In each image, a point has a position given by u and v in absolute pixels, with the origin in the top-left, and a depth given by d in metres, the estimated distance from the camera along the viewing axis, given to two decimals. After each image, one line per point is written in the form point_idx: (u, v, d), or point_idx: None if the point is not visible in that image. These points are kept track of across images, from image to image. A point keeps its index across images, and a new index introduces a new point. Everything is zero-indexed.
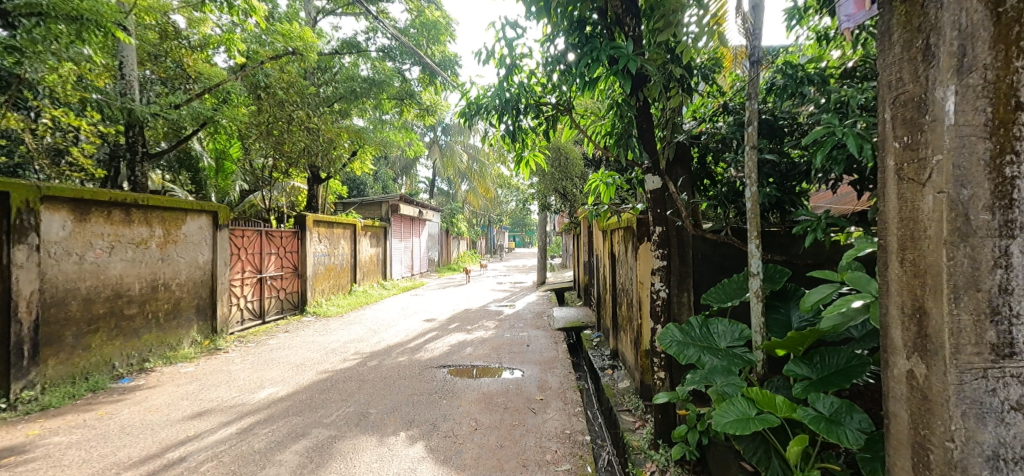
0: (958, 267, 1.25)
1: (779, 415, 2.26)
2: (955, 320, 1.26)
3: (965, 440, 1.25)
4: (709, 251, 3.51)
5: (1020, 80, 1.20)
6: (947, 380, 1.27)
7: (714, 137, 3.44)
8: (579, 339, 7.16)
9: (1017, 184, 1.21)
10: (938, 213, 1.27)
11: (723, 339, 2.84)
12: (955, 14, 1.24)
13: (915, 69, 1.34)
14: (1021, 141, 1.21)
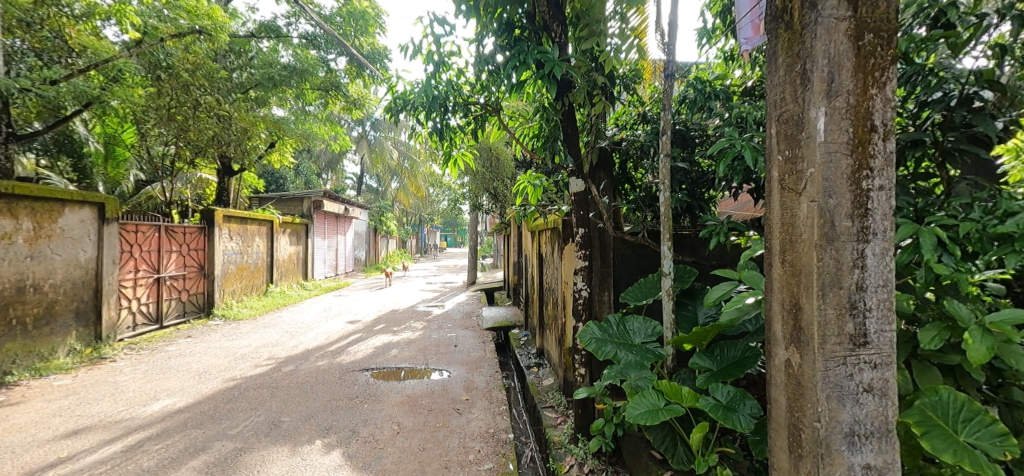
0: (825, 267, 1.41)
1: (684, 405, 2.43)
2: (823, 314, 1.41)
3: (829, 420, 1.42)
4: (627, 252, 3.69)
5: (874, 106, 1.38)
6: (816, 366, 1.43)
7: (634, 143, 3.64)
8: (507, 338, 7.23)
9: (870, 196, 1.39)
10: (810, 219, 1.43)
11: (637, 336, 2.99)
12: (826, 44, 1.39)
13: (795, 91, 1.49)
14: (874, 159, 1.39)
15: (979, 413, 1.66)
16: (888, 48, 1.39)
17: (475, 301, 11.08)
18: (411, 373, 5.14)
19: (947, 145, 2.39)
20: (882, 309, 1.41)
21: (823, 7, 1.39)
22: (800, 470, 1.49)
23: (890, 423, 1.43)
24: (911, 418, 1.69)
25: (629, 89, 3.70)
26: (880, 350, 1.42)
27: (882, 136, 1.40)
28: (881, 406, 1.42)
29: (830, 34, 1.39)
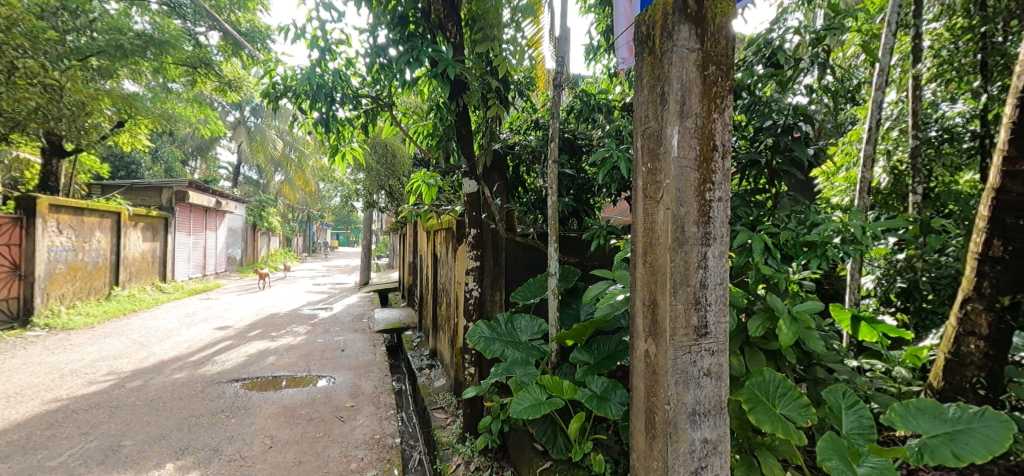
0: (676, 267, 1.59)
1: (564, 397, 2.57)
2: (673, 308, 1.60)
3: (676, 401, 1.60)
4: (518, 252, 3.80)
5: (715, 129, 1.60)
6: (667, 355, 1.60)
7: (526, 148, 3.76)
8: (400, 340, 7.02)
9: (712, 206, 1.60)
10: (666, 225, 1.60)
11: (524, 334, 3.09)
12: (680, 70, 1.57)
13: (655, 110, 1.66)
14: (715, 174, 1.61)
15: (791, 389, 2.01)
16: (727, 79, 1.61)
17: (368, 303, 10.57)
18: (295, 381, 4.78)
19: (776, 164, 2.85)
20: (719, 303, 1.63)
21: (677, 37, 1.56)
22: (653, 448, 1.66)
23: (722, 402, 1.66)
24: (742, 397, 1.99)
25: (523, 94, 3.85)
26: (717, 339, 1.64)
27: (722, 155, 1.61)
28: (717, 388, 1.65)
29: (683, 63, 1.57)
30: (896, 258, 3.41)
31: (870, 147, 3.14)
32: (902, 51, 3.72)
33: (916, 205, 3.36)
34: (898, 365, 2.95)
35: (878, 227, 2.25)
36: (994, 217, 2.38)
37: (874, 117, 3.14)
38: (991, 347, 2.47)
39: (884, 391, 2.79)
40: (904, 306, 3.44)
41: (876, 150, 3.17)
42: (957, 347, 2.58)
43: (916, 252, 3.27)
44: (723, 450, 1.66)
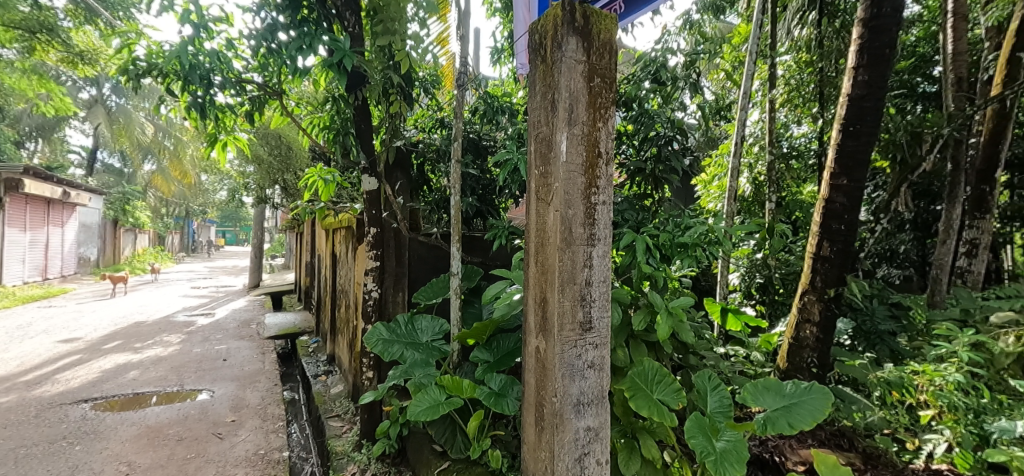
0: (564, 266, 1.67)
1: (464, 397, 2.58)
2: (561, 305, 1.67)
3: (563, 393, 1.68)
4: (421, 251, 3.72)
5: (600, 137, 1.70)
6: (555, 349, 1.68)
7: (431, 147, 3.70)
8: (293, 346, 6.55)
9: (596, 209, 1.70)
10: (555, 226, 1.67)
11: (424, 335, 3.05)
12: (569, 79, 1.65)
13: (546, 116, 1.72)
14: (600, 179, 1.71)
15: (666, 377, 2.21)
16: (610, 92, 1.72)
17: (257, 307, 9.69)
18: (167, 396, 4.27)
19: (658, 171, 3.17)
20: (602, 300, 1.75)
21: (566, 49, 1.64)
22: (541, 440, 1.73)
23: (604, 391, 1.78)
24: (624, 386, 2.17)
25: (428, 91, 3.80)
26: (600, 333, 1.75)
27: (605, 162, 1.73)
28: (599, 378, 1.76)
29: (571, 73, 1.64)
30: (755, 257, 3.89)
31: (735, 159, 3.58)
32: (765, 76, 4.25)
33: (772, 211, 3.88)
34: (757, 350, 3.38)
35: (738, 230, 2.57)
36: (823, 222, 2.88)
37: (739, 134, 3.56)
38: (822, 331, 2.94)
39: (744, 373, 3.19)
40: (763, 298, 3.95)
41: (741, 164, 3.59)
42: (798, 332, 3.02)
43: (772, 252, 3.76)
44: (604, 437, 1.78)
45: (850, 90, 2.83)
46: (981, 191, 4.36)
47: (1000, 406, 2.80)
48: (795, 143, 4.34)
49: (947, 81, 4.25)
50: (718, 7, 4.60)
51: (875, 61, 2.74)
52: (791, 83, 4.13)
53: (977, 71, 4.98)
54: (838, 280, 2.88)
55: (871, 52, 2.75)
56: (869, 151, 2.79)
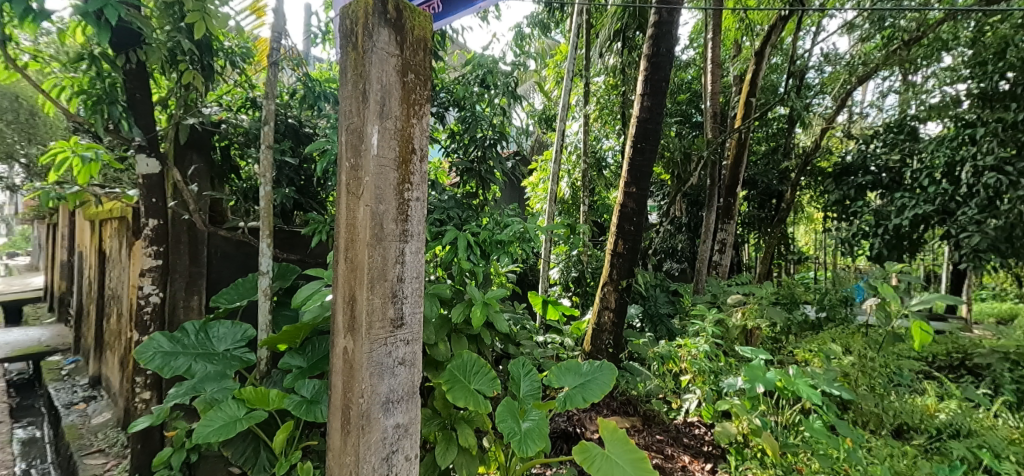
0: (374, 263, 1.48)
1: (269, 409, 2.32)
2: (369, 303, 1.49)
3: (370, 393, 1.51)
4: (226, 247, 3.22)
5: (414, 132, 1.54)
6: (362, 349, 1.49)
7: (237, 128, 3.22)
8: (36, 369, 5.10)
9: (411, 206, 1.55)
10: (364, 223, 1.47)
11: (222, 343, 2.63)
12: (380, 70, 1.45)
13: (355, 106, 1.48)
14: (414, 175, 1.55)
15: (483, 367, 2.33)
16: (425, 89, 1.58)
17: None
18: None
19: (484, 171, 3.36)
20: (414, 295, 1.61)
21: (376, 39, 1.44)
22: (346, 444, 1.54)
23: (415, 386, 1.66)
24: (442, 379, 2.22)
25: (236, 65, 3.19)
26: (412, 328, 1.61)
27: (420, 158, 1.57)
28: (410, 374, 1.64)
29: (383, 66, 1.46)
30: (571, 254, 4.49)
31: (557, 164, 4.29)
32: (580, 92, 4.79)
33: (584, 213, 4.79)
34: (569, 336, 3.79)
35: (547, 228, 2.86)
36: (620, 224, 3.39)
37: (559, 142, 4.27)
38: (616, 316, 3.48)
39: (558, 358, 3.55)
40: (578, 290, 4.57)
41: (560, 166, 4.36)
42: (600, 318, 3.53)
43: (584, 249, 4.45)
44: (414, 431, 1.67)
45: (638, 113, 3.35)
46: (728, 202, 5.55)
47: (730, 367, 3.65)
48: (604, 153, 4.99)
49: (707, 113, 5.35)
50: (544, 24, 5.02)
51: (656, 91, 3.30)
52: (601, 101, 4.95)
53: (729, 107, 6.39)
54: (627, 272, 3.43)
55: (652, 84, 3.30)
56: (650, 165, 3.35)
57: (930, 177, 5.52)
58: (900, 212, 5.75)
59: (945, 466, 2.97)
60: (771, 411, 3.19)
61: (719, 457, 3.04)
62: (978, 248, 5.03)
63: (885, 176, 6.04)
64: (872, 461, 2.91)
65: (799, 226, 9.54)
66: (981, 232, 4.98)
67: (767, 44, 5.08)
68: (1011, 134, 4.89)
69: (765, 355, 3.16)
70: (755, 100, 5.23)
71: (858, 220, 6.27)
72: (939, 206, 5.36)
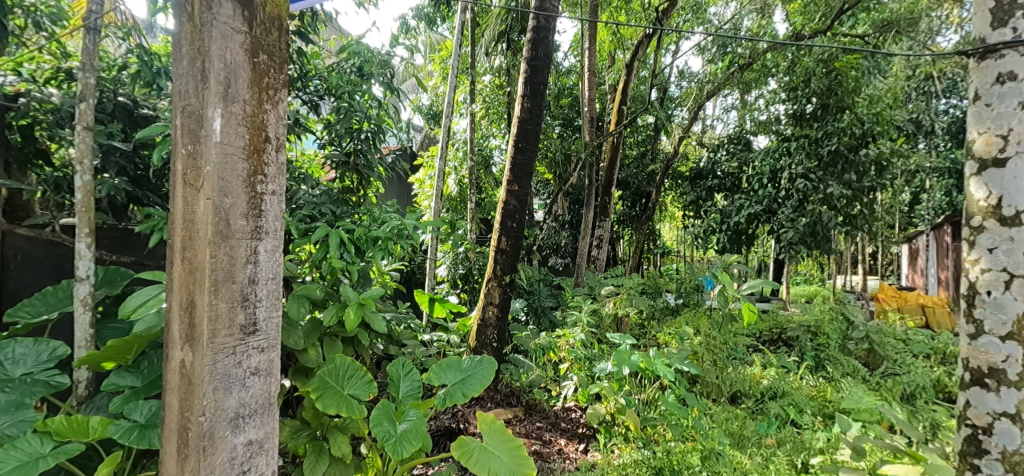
0: (218, 263, 1.31)
1: (89, 440, 1.93)
2: (212, 308, 1.31)
3: (214, 411, 1.33)
4: (29, 248, 2.67)
5: (268, 119, 1.39)
6: (203, 362, 1.31)
7: (42, 104, 2.55)
8: None
9: (265, 199, 1.40)
10: (203, 218, 1.29)
11: (20, 366, 2.12)
12: (221, 47, 1.29)
13: (193, 86, 1.30)
14: (269, 166, 1.40)
15: (358, 370, 2.20)
16: (281, 72, 1.43)
17: None
18: None
19: (361, 164, 3.20)
20: (271, 298, 1.45)
21: (218, 11, 1.28)
22: (185, 471, 1.33)
23: (272, 397, 1.49)
24: (311, 387, 2.06)
25: (43, 28, 2.63)
26: (268, 335, 1.45)
27: (276, 148, 1.42)
28: (266, 385, 1.47)
29: (226, 42, 1.30)
30: (458, 251, 4.56)
31: (442, 162, 4.34)
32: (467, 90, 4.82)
33: (473, 210, 4.75)
34: (455, 333, 3.85)
35: (427, 225, 2.81)
36: (503, 222, 3.47)
37: (444, 138, 4.33)
38: (500, 311, 3.55)
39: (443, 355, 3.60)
40: (465, 287, 4.63)
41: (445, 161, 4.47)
42: (484, 313, 3.57)
43: (471, 246, 4.55)
44: (271, 447, 1.50)
45: (519, 113, 3.43)
46: (604, 201, 5.98)
47: (601, 353, 3.91)
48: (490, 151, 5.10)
49: (585, 118, 5.73)
50: (430, 19, 4.94)
51: (535, 93, 3.41)
52: (488, 101, 5.12)
53: (604, 114, 6.93)
54: (511, 267, 3.52)
55: (532, 86, 3.41)
56: (531, 165, 3.47)
57: (761, 182, 6.62)
58: (739, 211, 6.86)
59: (765, 423, 3.54)
60: (636, 390, 3.52)
61: (591, 437, 3.28)
62: (792, 242, 6.04)
63: (728, 180, 7.20)
64: (713, 425, 3.38)
65: (664, 224, 10.67)
66: (794, 228, 6.00)
67: (635, 58, 5.56)
68: (814, 149, 5.97)
69: (632, 339, 3.43)
70: (626, 109, 5.64)
71: (707, 217, 7.46)
72: (766, 206, 6.47)
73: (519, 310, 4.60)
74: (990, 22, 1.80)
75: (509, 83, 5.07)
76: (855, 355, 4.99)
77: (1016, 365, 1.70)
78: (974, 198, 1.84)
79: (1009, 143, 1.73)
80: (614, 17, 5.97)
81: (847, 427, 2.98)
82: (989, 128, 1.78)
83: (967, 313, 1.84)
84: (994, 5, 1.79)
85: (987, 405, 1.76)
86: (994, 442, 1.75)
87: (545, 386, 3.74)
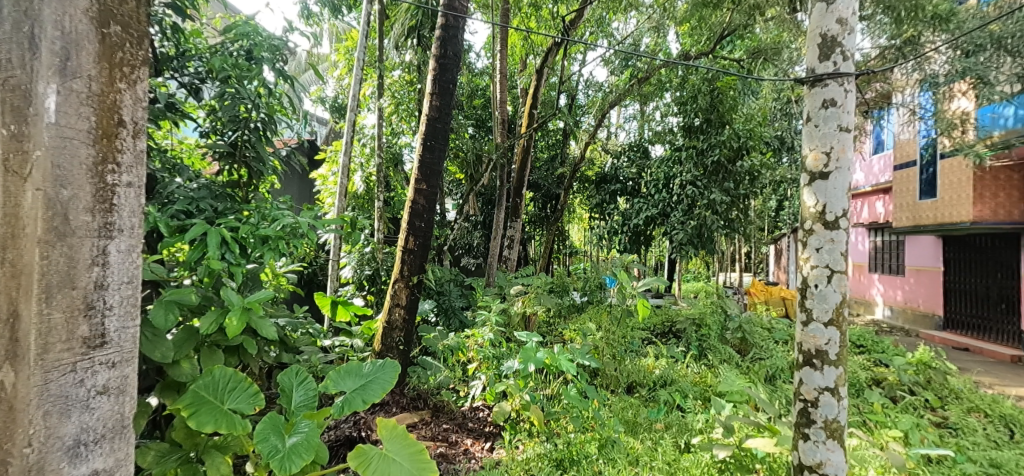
0: (51, 266, 1.13)
1: None
2: (43, 319, 1.13)
3: (44, 440, 1.14)
4: None
5: (122, 100, 1.22)
6: (30, 382, 1.12)
7: None
8: None
9: (117, 192, 1.23)
10: (31, 213, 1.11)
11: None
12: (56, 14, 1.12)
13: (18, 56, 1.11)
14: (122, 154, 1.23)
15: (242, 382, 2.02)
16: (138, 47, 1.26)
17: None
18: None
19: (248, 156, 2.93)
20: (124, 305, 1.28)
21: None
22: None
23: (125, 418, 1.31)
24: (183, 404, 1.85)
25: None
26: (119, 347, 1.28)
27: (131, 134, 1.26)
28: (117, 404, 1.29)
29: (63, 8, 1.13)
30: (364, 251, 4.43)
31: (346, 158, 4.13)
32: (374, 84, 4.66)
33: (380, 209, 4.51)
34: (359, 337, 3.67)
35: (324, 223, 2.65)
36: (410, 221, 3.39)
37: (348, 133, 4.12)
38: (407, 313, 3.47)
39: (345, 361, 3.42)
40: (372, 288, 4.52)
41: (349, 158, 4.27)
42: (390, 315, 3.46)
43: (378, 246, 4.43)
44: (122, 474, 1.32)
45: (427, 111, 3.38)
46: (516, 202, 6.08)
47: (510, 351, 3.97)
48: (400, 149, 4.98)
49: (497, 120, 5.83)
50: (336, 7, 4.68)
51: (443, 92, 3.38)
52: (397, 96, 4.88)
53: (517, 116, 7.08)
54: (419, 268, 3.45)
55: (441, 84, 3.37)
56: (440, 164, 3.43)
57: (657, 188, 7.18)
58: (638, 214, 7.43)
59: (655, 410, 3.82)
60: (541, 385, 3.62)
61: (496, 435, 3.31)
62: (681, 243, 6.63)
63: (629, 185, 7.77)
64: (610, 415, 3.58)
65: (572, 225, 11.13)
66: (684, 229, 6.57)
67: (545, 65, 5.71)
68: (700, 159, 6.58)
69: (538, 338, 3.48)
70: (536, 113, 5.79)
71: (611, 219, 8.01)
72: (660, 210, 7.03)
73: (429, 311, 4.57)
74: (818, 55, 2.12)
75: (420, 80, 4.97)
76: (730, 343, 5.56)
77: (835, 347, 2.02)
78: (807, 204, 2.15)
79: (830, 159, 2.06)
80: (525, 23, 6.13)
81: (720, 409, 3.30)
82: (817, 145, 2.09)
83: (799, 302, 2.14)
84: (822, 41, 2.11)
85: (815, 382, 2.06)
86: (819, 413, 2.05)
87: (454, 387, 3.72)
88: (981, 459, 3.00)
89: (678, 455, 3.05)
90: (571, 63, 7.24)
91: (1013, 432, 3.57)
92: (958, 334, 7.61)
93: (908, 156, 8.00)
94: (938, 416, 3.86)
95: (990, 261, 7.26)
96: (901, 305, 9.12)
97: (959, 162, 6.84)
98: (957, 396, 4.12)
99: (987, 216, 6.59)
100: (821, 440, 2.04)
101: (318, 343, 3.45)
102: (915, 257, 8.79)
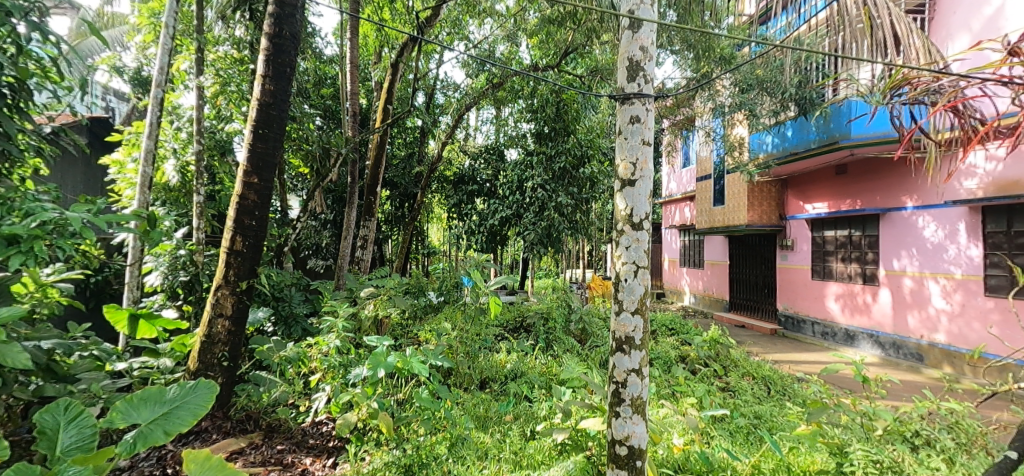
0: None
1: None
2: None
3: None
4: None
5: None
6: None
7: None
8: None
9: None
10: None
11: None
12: None
13: None
14: None
15: None
16: None
17: None
18: None
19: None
20: None
21: None
22: None
23: None
24: None
25: None
26: None
27: None
28: None
29: None
30: (178, 253, 3.76)
31: (151, 142, 3.46)
32: (193, 57, 3.99)
33: (199, 203, 3.82)
34: (166, 356, 3.10)
35: (106, 218, 2.17)
36: (237, 218, 2.97)
37: (154, 113, 3.45)
38: (233, 324, 3.04)
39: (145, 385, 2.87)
40: (189, 298, 3.81)
41: (155, 142, 3.59)
42: (210, 329, 3.00)
43: (196, 248, 3.78)
44: None
45: (259, 96, 3.00)
46: (371, 200, 5.74)
47: (358, 357, 3.70)
48: (227, 137, 4.35)
49: (347, 112, 5.46)
50: None
51: (278, 75, 3.02)
52: (222, 74, 4.20)
53: (371, 110, 6.75)
54: (249, 272, 3.04)
55: (275, 67, 3.01)
56: (276, 155, 3.07)
57: (511, 189, 7.42)
58: (494, 214, 7.59)
59: (504, 402, 3.94)
60: (392, 391, 3.46)
61: (341, 449, 3.08)
62: (532, 242, 6.95)
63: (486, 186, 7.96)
64: (462, 413, 3.57)
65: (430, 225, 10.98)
66: (535, 229, 6.91)
67: (401, 59, 5.46)
68: (548, 164, 7.00)
69: (388, 341, 3.28)
70: (391, 108, 5.57)
71: (468, 219, 8.09)
72: (514, 211, 7.28)
73: (264, 320, 3.96)
74: (625, 76, 2.38)
75: (253, 59, 4.32)
76: (573, 334, 6.03)
77: (638, 332, 2.31)
78: (618, 208, 2.41)
79: (636, 169, 2.34)
80: (378, 14, 5.84)
81: (561, 395, 3.52)
82: (626, 157, 2.36)
83: (613, 295, 2.39)
84: (629, 64, 2.37)
85: (624, 364, 2.31)
86: (627, 391, 2.31)
87: (292, 403, 3.37)
88: (750, 413, 3.72)
89: (524, 444, 3.18)
90: (427, 61, 7.13)
91: (771, 389, 4.51)
92: (740, 314, 9.32)
93: (707, 170, 9.55)
94: (722, 382, 4.70)
95: (759, 255, 9.03)
96: (703, 293, 10.83)
97: (739, 176, 8.38)
98: (736, 365, 5.06)
99: (757, 219, 8.20)
100: (629, 415, 2.31)
101: (107, 366, 2.84)
102: (713, 253, 10.51)
